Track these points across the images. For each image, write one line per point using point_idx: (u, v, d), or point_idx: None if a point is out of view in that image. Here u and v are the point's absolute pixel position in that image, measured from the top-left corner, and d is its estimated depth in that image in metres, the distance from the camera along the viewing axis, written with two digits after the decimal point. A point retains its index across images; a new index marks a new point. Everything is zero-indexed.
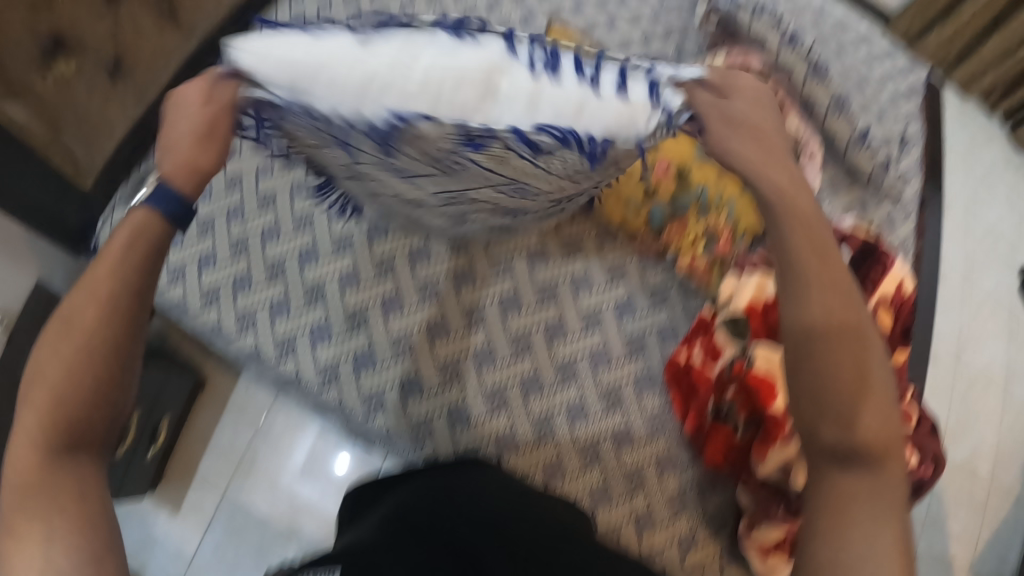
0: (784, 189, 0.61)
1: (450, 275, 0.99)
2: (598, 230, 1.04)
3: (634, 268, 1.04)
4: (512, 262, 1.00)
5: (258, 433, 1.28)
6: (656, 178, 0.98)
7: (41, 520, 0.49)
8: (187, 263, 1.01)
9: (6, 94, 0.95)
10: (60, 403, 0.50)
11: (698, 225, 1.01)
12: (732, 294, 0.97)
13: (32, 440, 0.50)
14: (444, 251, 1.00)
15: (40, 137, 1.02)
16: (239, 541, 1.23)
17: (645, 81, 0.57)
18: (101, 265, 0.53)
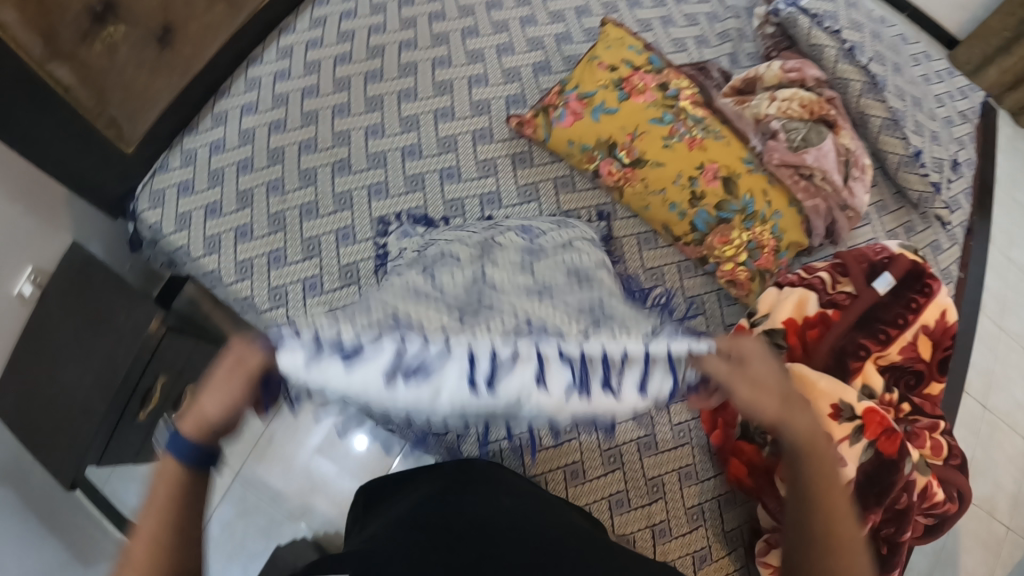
0: (809, 428, 0.68)
1: (512, 231, 0.90)
2: (640, 233, 1.03)
3: (673, 271, 1.03)
4: (573, 242, 0.91)
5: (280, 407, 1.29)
6: (704, 184, 0.97)
7: None
8: (224, 235, 1.03)
9: (54, 56, 0.92)
10: None
11: (743, 235, 0.98)
12: (770, 309, 0.98)
13: None
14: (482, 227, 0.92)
15: (88, 101, 0.99)
16: (249, 515, 1.24)
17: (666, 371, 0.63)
18: (160, 485, 0.59)
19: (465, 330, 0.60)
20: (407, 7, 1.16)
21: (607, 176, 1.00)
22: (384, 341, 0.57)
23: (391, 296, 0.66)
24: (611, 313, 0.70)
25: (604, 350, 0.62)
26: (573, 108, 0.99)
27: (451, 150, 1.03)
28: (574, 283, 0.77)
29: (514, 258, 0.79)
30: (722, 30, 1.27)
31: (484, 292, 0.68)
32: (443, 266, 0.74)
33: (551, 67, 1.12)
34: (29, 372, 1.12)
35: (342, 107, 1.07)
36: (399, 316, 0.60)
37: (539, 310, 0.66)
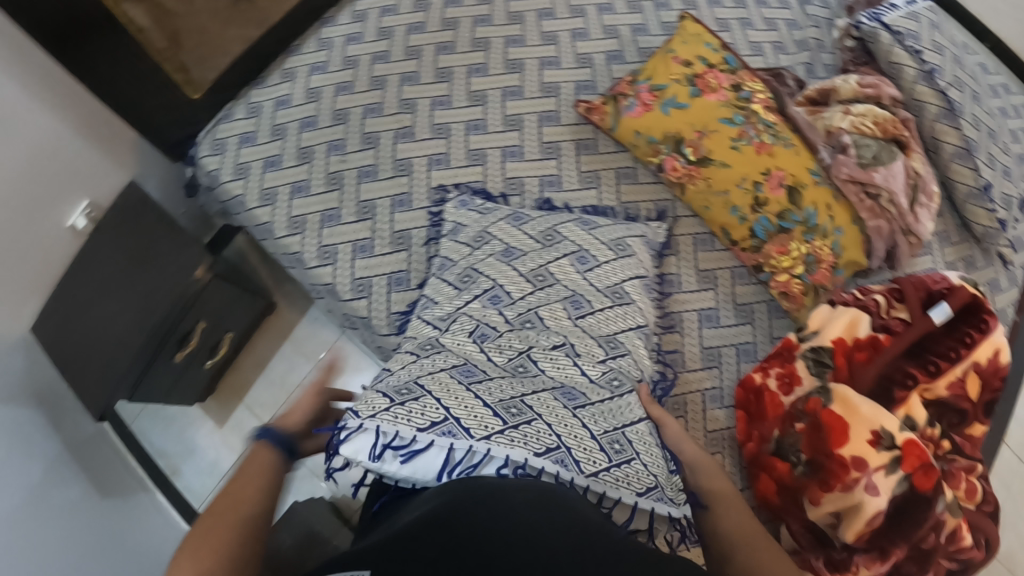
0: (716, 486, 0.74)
1: (569, 257, 0.90)
2: (698, 235, 1.03)
3: (726, 277, 1.01)
4: (624, 284, 0.90)
5: (315, 366, 1.33)
6: (768, 190, 0.95)
7: None
8: (281, 188, 1.04)
9: None
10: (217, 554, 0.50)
11: (802, 247, 0.95)
12: (820, 327, 0.95)
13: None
14: (536, 240, 0.92)
15: (154, 43, 1.02)
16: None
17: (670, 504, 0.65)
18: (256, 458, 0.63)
19: (507, 435, 0.58)
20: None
21: (670, 172, 0.98)
22: (437, 441, 0.57)
23: (443, 378, 0.65)
24: (633, 428, 0.71)
25: (619, 492, 0.61)
26: (644, 99, 0.98)
27: (516, 128, 1.04)
28: (613, 363, 0.80)
29: (563, 322, 0.82)
30: (801, 38, 1.25)
31: (524, 393, 0.67)
32: (494, 326, 0.78)
33: (624, 57, 1.11)
34: (71, 302, 1.12)
35: (412, 76, 1.08)
36: (451, 413, 0.59)
37: (572, 421, 0.64)
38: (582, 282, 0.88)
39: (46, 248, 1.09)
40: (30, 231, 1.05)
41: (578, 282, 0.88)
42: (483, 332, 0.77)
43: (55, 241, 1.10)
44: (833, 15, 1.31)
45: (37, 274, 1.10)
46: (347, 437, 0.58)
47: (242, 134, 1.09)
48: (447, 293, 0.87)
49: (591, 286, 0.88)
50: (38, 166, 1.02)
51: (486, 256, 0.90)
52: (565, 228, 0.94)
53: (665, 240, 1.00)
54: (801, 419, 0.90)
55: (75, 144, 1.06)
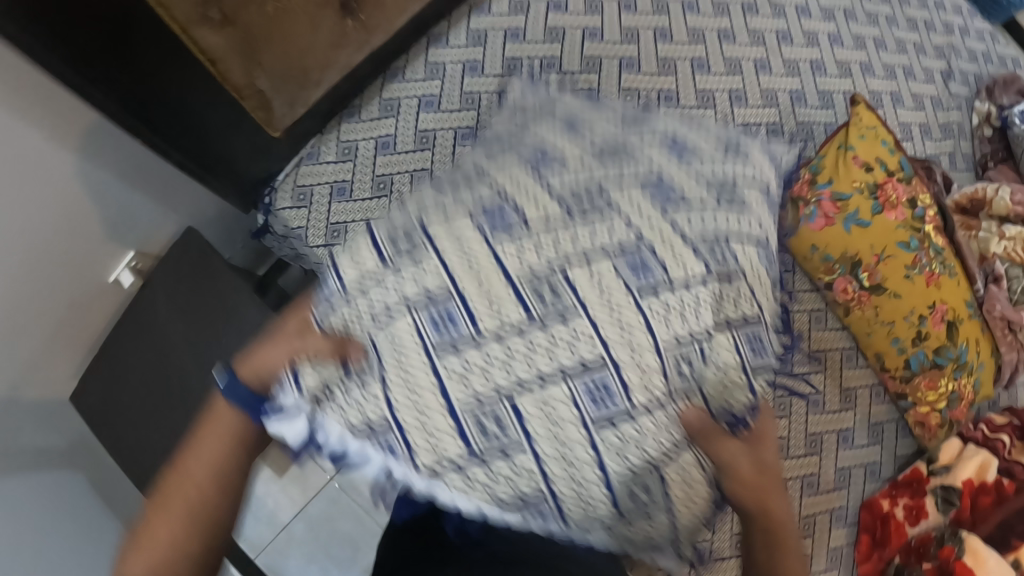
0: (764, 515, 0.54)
1: (659, 138, 0.65)
2: (845, 348, 0.97)
3: (863, 396, 0.97)
4: (739, 185, 0.65)
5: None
6: (930, 325, 0.90)
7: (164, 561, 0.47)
8: None
9: (201, 19, 0.73)
10: (169, 557, 0.47)
11: (949, 384, 0.92)
12: (950, 463, 0.93)
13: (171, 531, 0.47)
14: (616, 118, 0.68)
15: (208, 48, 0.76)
16: (341, 517, 1.21)
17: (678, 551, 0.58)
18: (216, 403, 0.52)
19: (465, 476, 0.49)
20: (629, 13, 1.06)
21: (838, 293, 0.91)
22: (374, 456, 0.50)
23: (401, 343, 0.50)
24: (672, 439, 0.52)
25: (597, 545, 0.53)
26: (825, 209, 0.89)
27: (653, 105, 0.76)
28: (728, 289, 0.57)
29: (644, 208, 0.57)
30: (945, 120, 1.18)
31: (513, 390, 0.50)
32: (513, 199, 0.56)
33: (783, 130, 1.04)
34: (115, 364, 0.93)
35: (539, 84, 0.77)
36: (395, 418, 0.50)
37: (578, 455, 0.50)
38: (674, 159, 0.63)
39: (83, 309, 0.91)
40: (65, 293, 0.86)
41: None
42: (444, 314, 0.51)
43: (96, 298, 0.92)
44: (972, 96, 1.23)
45: (74, 336, 0.92)
46: (298, 415, 0.50)
47: (335, 179, 0.95)
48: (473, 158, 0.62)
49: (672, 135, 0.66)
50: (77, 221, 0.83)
51: (525, 142, 0.63)
52: (660, 118, 0.69)
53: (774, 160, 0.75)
54: (931, 563, 0.85)
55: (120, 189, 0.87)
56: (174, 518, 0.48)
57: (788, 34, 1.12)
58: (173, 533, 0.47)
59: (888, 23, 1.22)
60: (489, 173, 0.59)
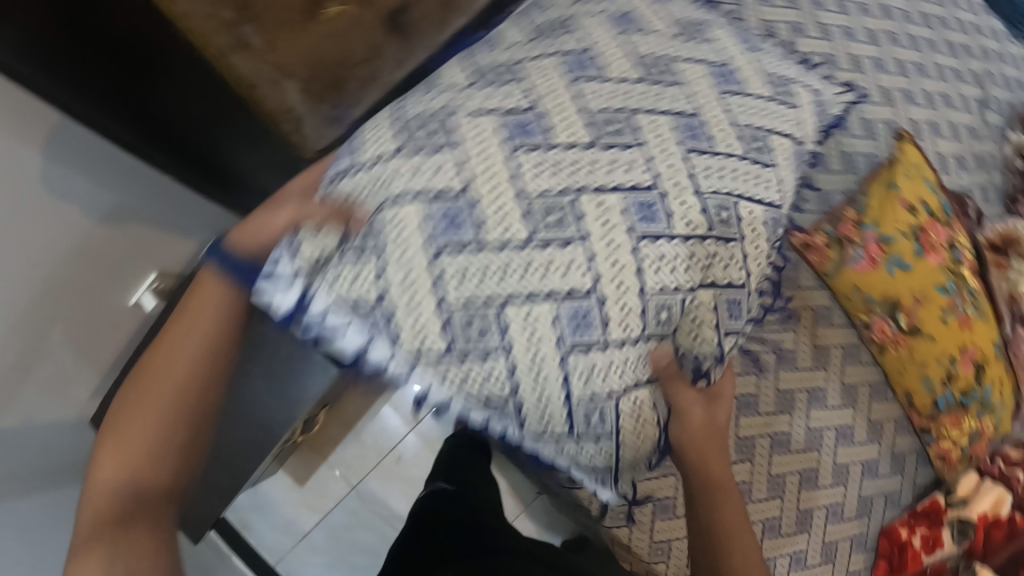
0: (695, 427, 0.75)
1: (677, 116, 0.70)
2: (876, 382, 0.98)
3: (890, 430, 0.99)
4: (771, 134, 0.76)
5: (416, 426, 1.22)
6: (960, 367, 0.93)
7: (160, 424, 0.60)
8: None
9: (241, 49, 0.70)
10: (159, 423, 0.60)
11: (972, 423, 0.95)
12: (967, 494, 0.97)
13: (165, 398, 0.61)
14: (640, 63, 0.72)
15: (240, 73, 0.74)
16: (361, 528, 1.22)
17: (598, 474, 0.67)
18: (201, 291, 0.63)
19: (446, 362, 0.58)
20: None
21: (875, 334, 0.93)
22: (356, 330, 0.58)
23: (407, 227, 0.58)
24: (622, 352, 0.63)
25: (557, 455, 0.64)
26: (871, 252, 0.90)
27: (699, 40, 0.78)
28: (704, 247, 0.68)
29: (668, 144, 0.68)
30: (980, 151, 1.18)
31: (512, 296, 0.59)
32: (548, 118, 0.65)
33: (829, 162, 0.99)
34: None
35: (581, 58, 0.71)
36: (381, 305, 0.58)
37: (552, 355, 0.60)
38: (701, 102, 0.72)
39: (105, 334, 0.95)
40: (86, 319, 0.91)
41: (775, 423, 0.92)
42: (452, 217, 0.59)
43: (117, 323, 0.96)
44: (1009, 126, 1.23)
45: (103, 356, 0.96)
46: (290, 285, 0.59)
47: None
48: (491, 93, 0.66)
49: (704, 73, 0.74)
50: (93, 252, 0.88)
51: (557, 77, 0.68)
52: (683, 66, 0.74)
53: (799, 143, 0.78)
54: None
55: (133, 224, 0.93)
56: (166, 385, 0.61)
57: (834, 58, 1.11)
58: (166, 402, 0.61)
59: (930, 47, 1.21)
60: (515, 77, 0.68)
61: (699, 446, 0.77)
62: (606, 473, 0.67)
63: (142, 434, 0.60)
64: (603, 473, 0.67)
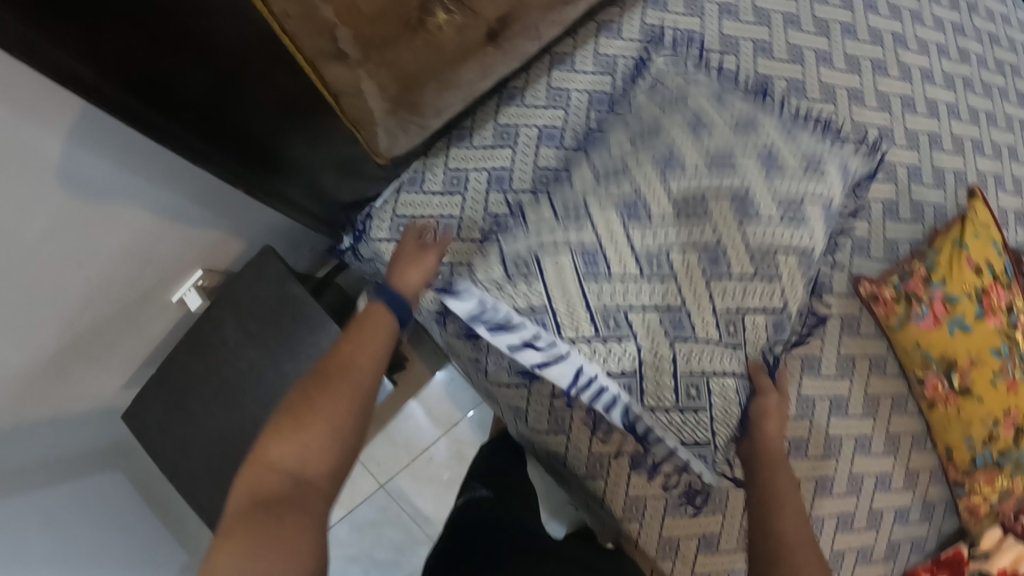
0: (767, 412, 0.81)
1: (735, 191, 0.80)
2: (918, 432, 0.98)
3: (925, 478, 1.00)
4: (807, 202, 0.83)
5: (450, 431, 1.28)
6: (1002, 429, 0.94)
7: (333, 417, 0.65)
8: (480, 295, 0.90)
9: (335, 59, 0.70)
10: (332, 417, 0.65)
11: (1004, 482, 0.97)
12: (987, 548, 0.99)
13: (343, 395, 0.67)
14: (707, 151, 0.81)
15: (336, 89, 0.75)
16: (388, 526, 1.26)
17: (694, 454, 0.81)
18: (381, 316, 0.76)
19: (591, 345, 0.78)
20: (764, 58, 1.03)
21: (927, 390, 0.93)
22: (528, 325, 0.79)
23: (558, 257, 0.80)
24: (715, 346, 0.81)
25: (659, 428, 0.79)
26: (936, 311, 0.91)
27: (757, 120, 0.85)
28: (753, 282, 0.81)
29: (728, 218, 0.80)
30: None
31: (629, 304, 0.79)
32: (647, 187, 0.80)
33: (898, 211, 1.01)
34: (174, 392, 0.98)
35: (669, 156, 0.81)
36: (550, 306, 0.79)
37: (665, 351, 0.80)
38: (761, 180, 0.82)
39: (149, 324, 0.97)
40: (132, 313, 0.91)
41: (822, 466, 0.93)
42: (592, 258, 0.79)
43: (159, 314, 0.97)
44: None
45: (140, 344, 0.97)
46: (467, 293, 0.81)
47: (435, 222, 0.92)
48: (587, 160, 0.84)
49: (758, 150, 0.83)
50: (144, 257, 0.85)
51: (650, 153, 0.82)
52: (744, 155, 0.82)
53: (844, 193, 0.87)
54: None
55: (182, 224, 0.88)
56: (348, 385, 0.68)
57: (910, 100, 1.09)
58: (341, 401, 0.67)
59: (1006, 96, 1.19)
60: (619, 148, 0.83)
61: (770, 424, 0.81)
62: (705, 450, 0.81)
63: (318, 424, 0.64)
64: (699, 452, 0.81)
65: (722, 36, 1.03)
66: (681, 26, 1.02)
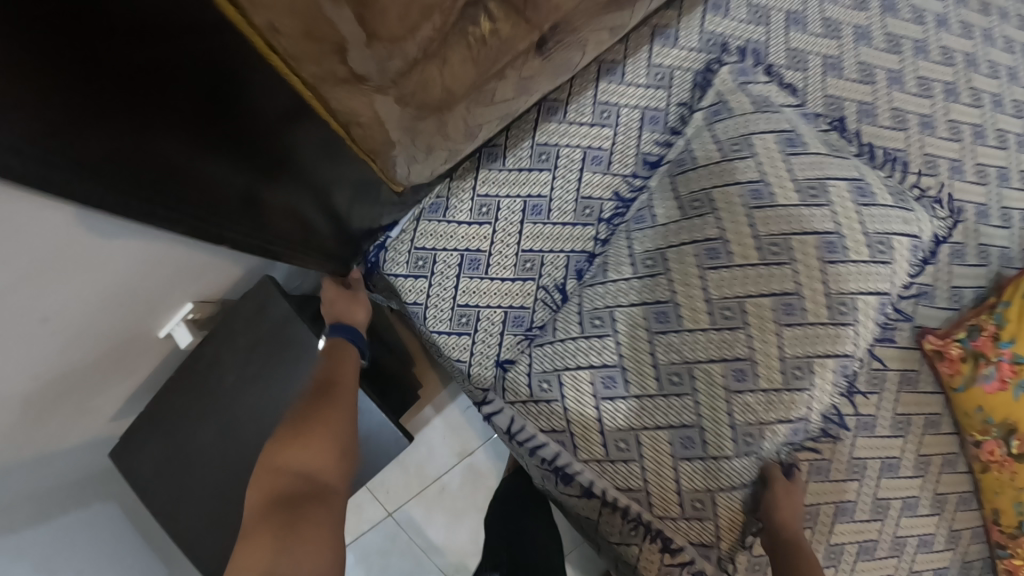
0: (779, 501, 0.75)
1: (818, 237, 0.74)
2: (965, 491, 0.93)
3: (966, 537, 0.94)
4: (893, 236, 0.78)
5: (465, 459, 1.23)
6: None
7: (332, 427, 0.71)
8: (515, 353, 0.83)
9: (352, 92, 0.56)
10: (331, 427, 0.71)
11: None
12: None
13: (339, 408, 0.74)
14: (799, 182, 0.75)
15: (340, 115, 0.60)
16: (397, 553, 1.20)
17: (693, 557, 0.78)
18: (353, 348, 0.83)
19: (604, 466, 0.75)
20: (833, 76, 0.94)
21: (982, 453, 0.87)
22: (533, 432, 0.76)
23: (579, 377, 0.74)
24: (727, 461, 0.74)
25: (669, 532, 0.77)
26: (1004, 372, 0.83)
27: (839, 154, 0.80)
28: (827, 331, 0.74)
29: (812, 262, 0.73)
30: None
31: (646, 426, 0.73)
32: (721, 231, 0.73)
33: (964, 254, 0.92)
34: (167, 426, 0.95)
35: (760, 188, 0.74)
36: (570, 428, 0.74)
37: (671, 471, 0.74)
38: (854, 216, 0.76)
39: (134, 365, 0.88)
40: (117, 356, 0.82)
41: (865, 530, 0.89)
42: (610, 378, 0.73)
43: (147, 351, 0.89)
44: None
45: (125, 382, 0.90)
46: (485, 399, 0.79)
47: (458, 264, 0.85)
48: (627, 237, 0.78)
49: (844, 179, 0.78)
50: (132, 304, 0.75)
51: (718, 183, 0.75)
52: (835, 186, 0.76)
53: (916, 239, 0.80)
54: None
55: (171, 267, 0.76)
56: (343, 401, 0.75)
57: (983, 128, 1.00)
58: (338, 413, 0.73)
59: None
60: (678, 193, 0.77)
61: (784, 518, 0.75)
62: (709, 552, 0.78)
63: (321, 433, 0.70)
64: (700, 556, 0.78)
65: (788, 49, 0.94)
66: (742, 36, 0.93)
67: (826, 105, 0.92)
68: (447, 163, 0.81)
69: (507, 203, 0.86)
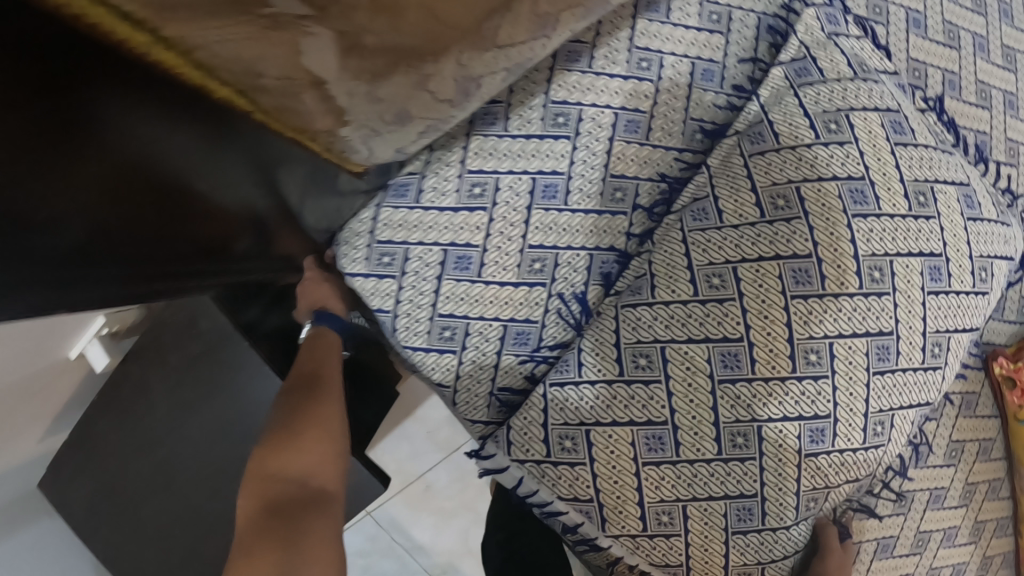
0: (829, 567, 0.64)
1: (923, 259, 0.58)
2: (1004, 518, 0.83)
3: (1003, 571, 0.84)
4: (995, 259, 0.63)
5: (451, 456, 1.06)
6: None
7: (324, 428, 0.59)
8: (517, 380, 0.65)
9: (247, 35, 0.31)
10: (321, 426, 0.59)
11: None
12: None
13: (329, 405, 0.62)
14: (905, 185, 0.58)
15: (230, 76, 0.35)
16: (378, 555, 1.02)
17: None
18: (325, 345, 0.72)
19: (637, 540, 0.59)
20: (918, 36, 0.75)
21: None
22: (540, 492, 0.60)
23: (611, 435, 0.58)
24: (785, 531, 0.60)
25: None
26: None
27: (945, 148, 0.64)
28: (916, 377, 0.59)
29: (915, 294, 0.57)
30: None
31: (691, 497, 0.58)
32: (810, 244, 0.56)
33: None
34: (95, 452, 0.85)
35: (862, 189, 0.57)
36: (598, 498, 0.59)
37: (720, 546, 0.59)
38: (962, 230, 0.60)
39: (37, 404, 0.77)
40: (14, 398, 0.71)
41: (905, 567, 0.78)
42: (656, 438, 0.57)
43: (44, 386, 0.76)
44: None
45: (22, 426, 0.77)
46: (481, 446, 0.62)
47: (446, 273, 0.63)
48: (679, 247, 0.60)
49: (951, 178, 0.62)
50: None
51: (802, 178, 0.58)
52: (942, 191, 0.60)
53: (1014, 261, 0.66)
54: None
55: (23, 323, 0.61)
56: (332, 399, 0.63)
57: None
58: (329, 411, 0.62)
59: None
60: (750, 192, 0.59)
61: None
62: None
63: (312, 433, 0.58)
64: None
65: None
66: None
67: (909, 73, 0.74)
68: (431, 137, 0.57)
69: (512, 190, 0.64)
